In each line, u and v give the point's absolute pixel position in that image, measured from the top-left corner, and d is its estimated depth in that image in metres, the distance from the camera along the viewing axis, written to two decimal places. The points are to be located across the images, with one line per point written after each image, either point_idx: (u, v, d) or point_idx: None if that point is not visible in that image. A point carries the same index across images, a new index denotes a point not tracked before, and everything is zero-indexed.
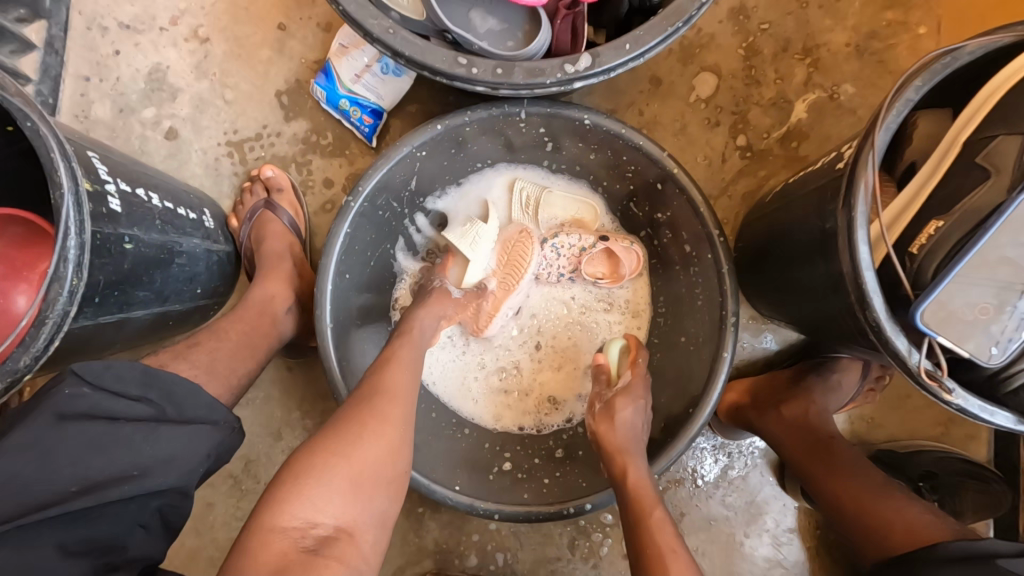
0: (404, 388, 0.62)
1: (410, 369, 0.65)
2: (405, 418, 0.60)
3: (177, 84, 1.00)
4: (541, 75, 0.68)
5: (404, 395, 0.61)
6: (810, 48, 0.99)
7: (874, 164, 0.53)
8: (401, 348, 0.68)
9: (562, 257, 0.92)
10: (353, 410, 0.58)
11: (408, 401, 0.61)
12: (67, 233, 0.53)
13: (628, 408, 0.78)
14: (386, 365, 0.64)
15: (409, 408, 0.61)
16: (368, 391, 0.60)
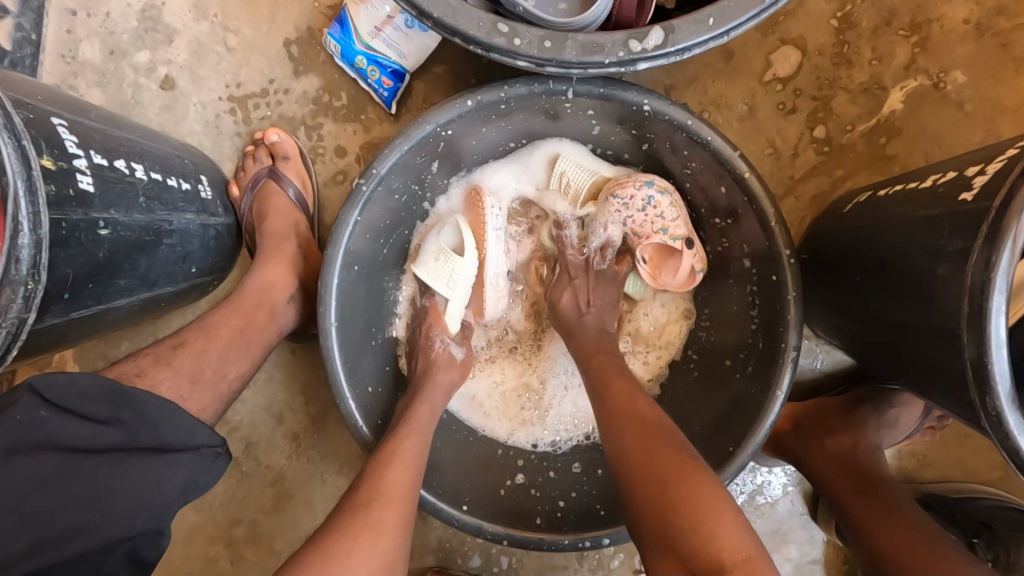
0: (403, 492, 0.59)
1: (412, 465, 0.62)
2: (402, 527, 0.57)
3: (174, 24, 0.88)
4: (597, 53, 0.55)
5: (403, 500, 0.59)
6: (919, 23, 0.82)
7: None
8: (407, 437, 0.65)
9: (642, 213, 0.76)
10: (351, 516, 0.55)
11: (406, 503, 0.59)
12: (19, 229, 0.45)
13: (570, 295, 0.77)
14: (385, 459, 0.61)
15: (408, 512, 0.58)
16: (366, 496, 0.57)
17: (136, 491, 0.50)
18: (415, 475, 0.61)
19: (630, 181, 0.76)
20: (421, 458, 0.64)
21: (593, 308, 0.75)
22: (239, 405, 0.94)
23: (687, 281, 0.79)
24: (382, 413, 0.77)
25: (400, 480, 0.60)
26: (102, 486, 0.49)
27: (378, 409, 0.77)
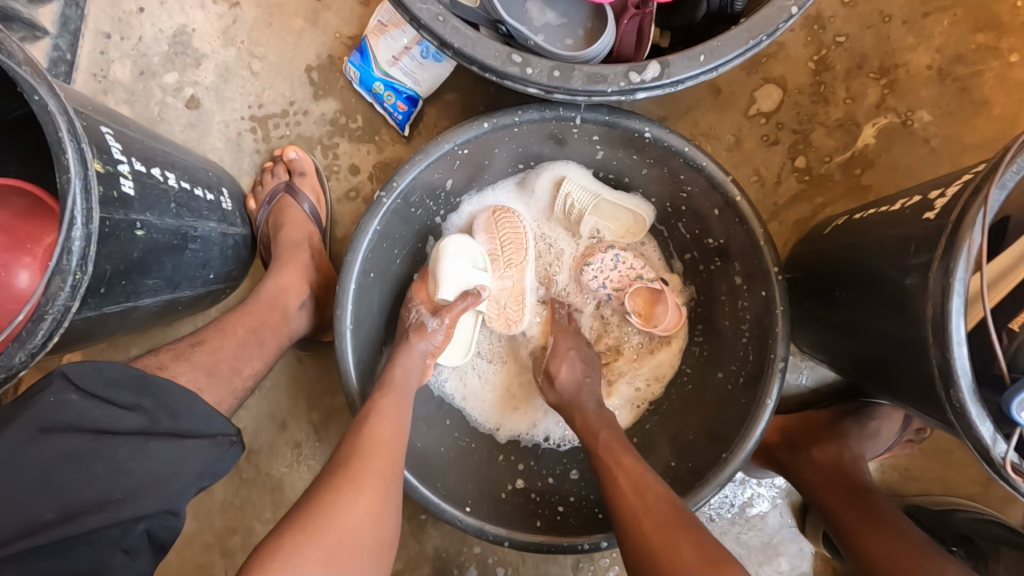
0: (386, 441, 0.62)
1: (393, 418, 0.65)
2: (389, 474, 0.60)
3: (203, 50, 0.94)
4: (601, 83, 0.61)
5: (386, 447, 0.62)
6: (888, 68, 0.91)
7: (983, 225, 0.47)
8: (386, 394, 0.68)
9: (615, 271, 0.86)
10: (336, 469, 0.58)
11: (390, 452, 0.62)
12: (73, 223, 0.49)
13: (566, 371, 0.79)
14: (369, 416, 0.64)
15: (393, 462, 0.61)
16: (349, 450, 0.60)
17: (158, 475, 0.51)
18: (396, 427, 0.64)
19: (598, 249, 0.87)
20: (403, 412, 0.67)
21: (590, 380, 0.79)
22: (243, 411, 0.96)
23: (675, 322, 0.85)
24: None
25: (382, 430, 0.63)
26: (125, 470, 0.50)
27: None
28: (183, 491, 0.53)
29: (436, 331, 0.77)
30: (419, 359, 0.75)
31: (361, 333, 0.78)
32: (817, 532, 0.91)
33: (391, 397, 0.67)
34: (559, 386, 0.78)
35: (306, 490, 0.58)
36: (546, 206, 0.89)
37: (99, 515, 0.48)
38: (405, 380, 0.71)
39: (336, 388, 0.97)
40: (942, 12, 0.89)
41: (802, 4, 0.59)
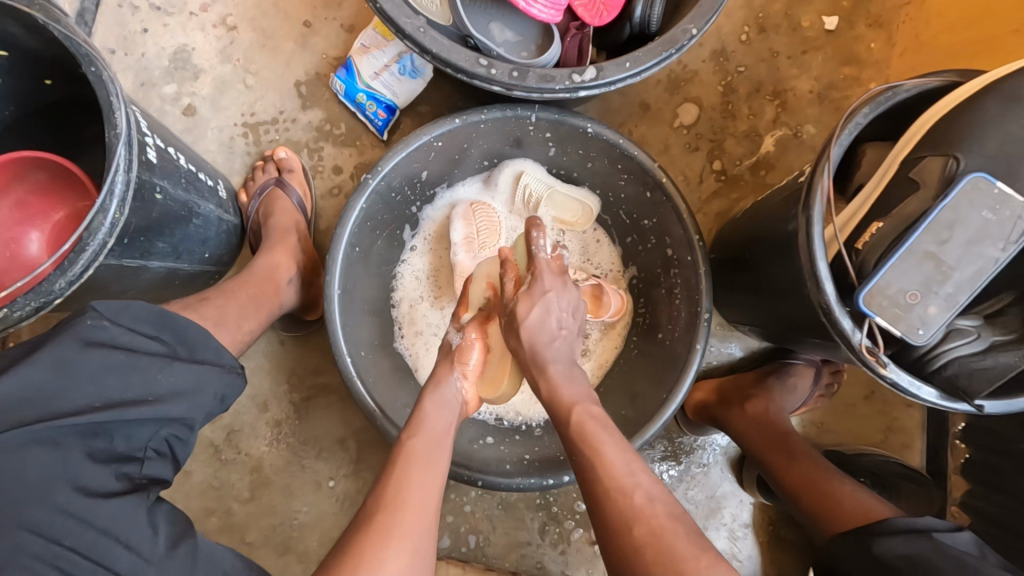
0: (421, 489, 0.62)
1: (426, 464, 0.65)
2: (427, 520, 0.60)
3: (201, 65, 1.06)
4: (551, 82, 0.77)
5: (421, 497, 0.62)
6: (779, 92, 1.12)
7: (829, 174, 0.63)
8: (414, 439, 0.67)
9: None
10: (368, 520, 0.59)
11: (428, 504, 0.62)
12: (117, 171, 0.58)
13: (535, 313, 0.75)
14: (399, 465, 0.64)
15: (432, 513, 0.62)
16: (382, 499, 0.60)
17: (182, 388, 0.54)
18: (430, 482, 0.63)
19: None
20: (437, 459, 0.66)
21: (563, 329, 0.77)
22: None
23: (620, 304, 0.99)
24: (370, 377, 0.89)
25: (416, 480, 0.63)
26: (155, 381, 0.52)
27: (366, 374, 0.88)
28: (204, 408, 0.56)
29: (464, 346, 0.80)
30: (451, 400, 0.75)
31: (346, 300, 0.88)
32: (752, 480, 1.03)
33: (421, 451, 0.66)
34: (522, 329, 0.75)
35: (334, 547, 0.58)
36: (507, 194, 1.03)
37: (141, 410, 0.50)
38: (436, 427, 0.70)
39: (317, 369, 1.04)
40: (817, 49, 1.12)
41: (701, 27, 0.77)
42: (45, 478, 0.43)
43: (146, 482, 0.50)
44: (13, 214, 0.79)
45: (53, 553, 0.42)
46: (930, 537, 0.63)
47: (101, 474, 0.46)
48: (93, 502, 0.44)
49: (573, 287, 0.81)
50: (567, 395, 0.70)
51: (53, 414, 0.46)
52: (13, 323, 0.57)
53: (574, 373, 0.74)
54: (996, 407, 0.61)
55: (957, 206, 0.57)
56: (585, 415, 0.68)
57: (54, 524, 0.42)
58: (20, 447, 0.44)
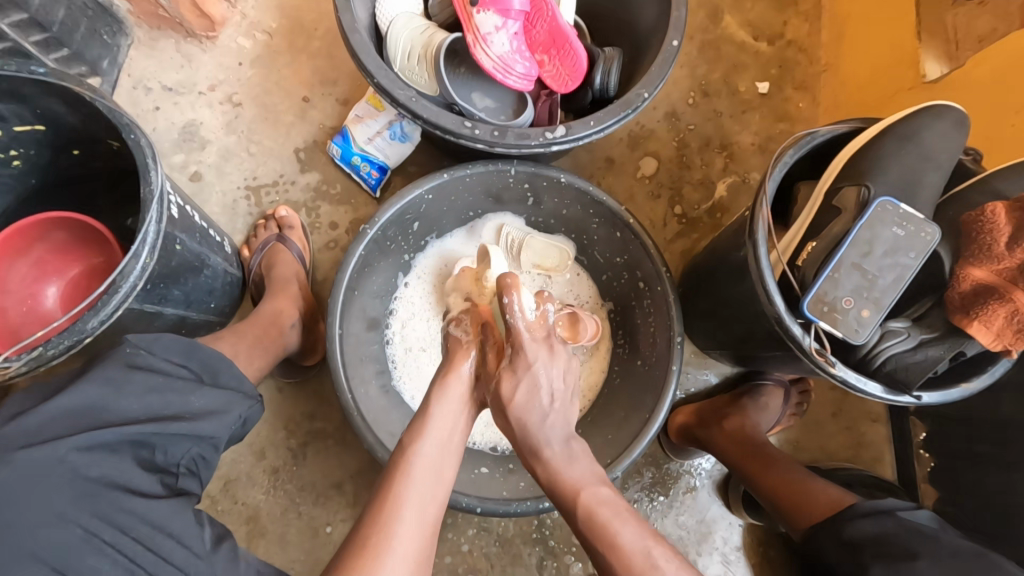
0: (417, 510, 0.63)
1: (427, 483, 0.66)
2: (422, 550, 0.62)
3: (207, 137, 1.16)
4: (527, 139, 0.89)
5: (414, 516, 0.63)
6: (726, 145, 1.28)
7: (768, 203, 0.74)
8: (417, 445, 0.69)
9: None
10: (360, 549, 0.59)
11: (423, 528, 0.63)
12: (149, 222, 0.67)
13: (513, 388, 0.72)
14: (399, 474, 0.66)
15: (429, 537, 0.63)
16: (380, 511, 0.62)
17: (211, 408, 0.64)
18: (429, 495, 0.65)
19: None
20: (439, 468, 0.68)
21: (557, 400, 0.74)
22: None
23: (597, 330, 1.08)
24: (368, 414, 0.93)
25: (413, 504, 0.64)
26: (188, 403, 0.62)
27: (365, 410, 0.93)
28: (229, 428, 0.65)
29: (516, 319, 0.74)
30: (459, 410, 0.74)
31: (345, 341, 0.95)
32: (738, 501, 1.08)
33: (423, 463, 0.67)
34: (507, 409, 0.73)
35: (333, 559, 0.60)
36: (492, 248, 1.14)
37: (180, 425, 0.59)
38: (441, 435, 0.71)
39: (313, 413, 1.07)
40: (754, 109, 1.29)
41: (651, 91, 0.90)
42: (108, 479, 0.52)
43: (184, 492, 0.58)
44: (31, 271, 0.85)
45: (122, 541, 0.50)
46: (893, 516, 0.71)
47: (148, 481, 0.55)
48: (145, 505, 0.53)
49: (561, 348, 0.76)
50: (570, 479, 0.70)
51: (109, 425, 0.55)
52: (45, 361, 0.63)
53: (574, 453, 0.72)
54: (934, 397, 0.70)
55: (870, 224, 0.69)
56: (593, 501, 0.68)
57: (117, 519, 0.51)
58: (86, 450, 0.52)
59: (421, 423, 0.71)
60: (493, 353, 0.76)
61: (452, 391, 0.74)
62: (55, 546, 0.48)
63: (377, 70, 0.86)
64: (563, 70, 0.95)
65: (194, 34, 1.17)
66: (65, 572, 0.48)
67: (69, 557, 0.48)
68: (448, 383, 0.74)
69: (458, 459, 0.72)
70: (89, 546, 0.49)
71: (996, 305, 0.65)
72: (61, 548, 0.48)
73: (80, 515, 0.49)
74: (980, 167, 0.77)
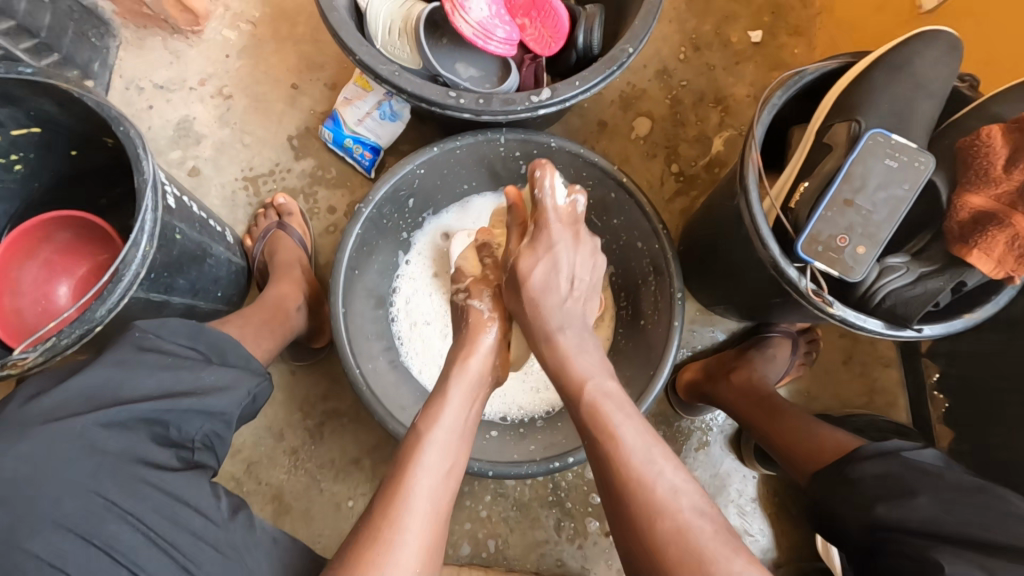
0: (430, 492, 0.65)
1: (440, 467, 0.68)
2: (435, 530, 0.64)
3: (202, 131, 1.18)
4: (513, 104, 0.89)
5: (427, 499, 0.64)
6: (721, 98, 1.25)
7: (757, 146, 0.73)
8: (431, 431, 0.71)
9: None
10: (374, 535, 0.60)
11: (436, 515, 0.64)
12: (145, 211, 0.69)
13: (539, 267, 0.80)
14: (412, 458, 0.67)
15: (440, 521, 0.65)
16: (394, 493, 0.64)
17: (221, 385, 0.66)
18: (441, 482, 0.67)
19: None
20: (452, 451, 0.70)
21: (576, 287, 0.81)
22: (242, 427, 1.07)
23: (599, 304, 1.09)
24: (379, 389, 0.95)
25: (425, 489, 0.65)
26: (199, 378, 0.65)
27: (374, 385, 0.95)
28: (239, 404, 0.67)
29: (544, 178, 0.81)
30: (474, 391, 0.77)
31: (350, 320, 0.96)
32: (750, 452, 1.09)
33: (437, 450, 0.69)
34: (525, 283, 0.80)
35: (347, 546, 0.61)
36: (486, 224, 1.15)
37: (191, 400, 0.61)
38: (454, 420, 0.73)
39: (327, 394, 1.10)
40: (748, 59, 1.26)
41: (636, 46, 0.88)
42: (124, 453, 0.55)
43: (199, 465, 0.61)
44: (42, 272, 0.88)
45: (141, 511, 0.53)
46: (900, 456, 0.71)
47: (165, 455, 0.58)
48: (160, 476, 0.56)
49: (587, 238, 0.84)
50: (578, 367, 0.73)
51: (122, 403, 0.58)
52: (60, 351, 0.66)
53: (582, 344, 0.76)
54: (936, 329, 0.70)
55: (862, 159, 0.68)
56: (599, 393, 0.69)
57: (139, 488, 0.54)
58: (105, 427, 0.55)
59: (437, 408, 0.74)
60: (518, 232, 0.86)
61: (468, 374, 0.78)
62: (77, 514, 0.50)
63: (358, 47, 0.86)
64: (545, 32, 0.94)
65: (179, 29, 1.18)
66: (91, 539, 0.50)
67: (93, 524, 0.51)
68: (469, 361, 0.80)
69: (469, 444, 0.74)
70: (109, 514, 0.52)
71: (996, 231, 0.64)
72: (85, 515, 0.51)
73: (101, 485, 0.52)
74: (976, 93, 0.75)
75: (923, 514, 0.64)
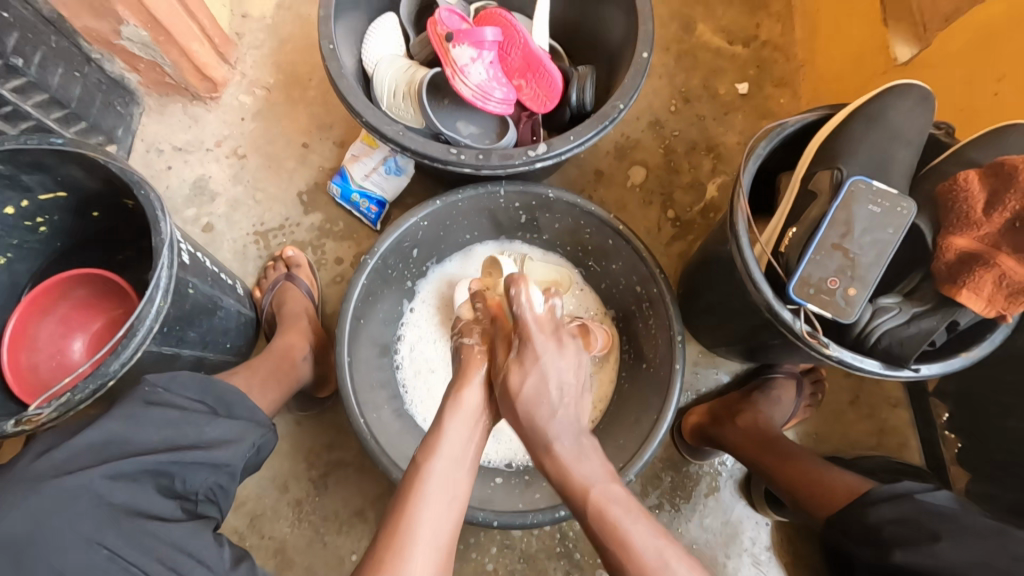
0: (433, 526, 0.65)
1: (440, 499, 0.67)
2: (439, 568, 0.63)
3: (217, 189, 1.24)
4: (511, 158, 0.93)
5: (430, 535, 0.64)
6: (712, 146, 1.30)
7: (745, 194, 0.76)
8: (430, 462, 0.70)
9: None
10: (377, 568, 0.60)
11: (441, 546, 0.64)
12: (161, 268, 0.72)
13: (522, 382, 0.75)
14: (411, 494, 0.67)
15: (445, 551, 0.64)
16: (395, 527, 0.64)
17: (227, 438, 0.68)
18: (442, 512, 0.67)
19: None
20: (452, 484, 0.69)
21: (565, 401, 0.75)
22: (247, 479, 1.07)
23: (605, 341, 1.08)
24: (383, 438, 0.96)
25: (428, 521, 0.65)
26: (203, 433, 0.66)
27: (378, 434, 0.95)
28: (243, 456, 0.68)
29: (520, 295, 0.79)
30: (472, 424, 0.76)
31: (355, 368, 0.98)
32: (761, 497, 1.06)
33: (437, 478, 0.69)
34: (517, 403, 0.75)
35: None
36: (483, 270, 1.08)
37: (198, 452, 0.63)
38: (453, 452, 0.72)
39: (332, 443, 1.10)
40: (737, 110, 1.32)
41: (627, 102, 0.94)
42: (131, 504, 0.56)
43: (201, 516, 0.63)
44: (58, 328, 0.91)
45: (142, 561, 0.54)
46: (913, 498, 0.70)
47: (168, 506, 0.59)
48: (164, 526, 0.57)
49: (570, 343, 0.79)
50: (578, 477, 0.70)
51: (131, 455, 0.59)
52: (73, 406, 0.68)
53: (584, 450, 0.73)
54: (933, 368, 0.71)
55: (845, 204, 0.70)
56: (603, 499, 0.68)
57: (144, 541, 0.55)
58: (113, 479, 0.56)
59: (434, 440, 0.73)
60: (502, 344, 0.80)
61: (464, 402, 0.77)
62: (81, 568, 0.51)
63: (365, 110, 0.92)
64: (541, 91, 0.99)
65: (198, 96, 1.26)
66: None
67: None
68: (463, 394, 0.77)
69: (471, 479, 0.73)
70: (113, 566, 0.52)
71: (984, 271, 0.65)
72: (88, 568, 0.51)
73: (103, 536, 0.53)
74: (952, 139, 0.79)
75: (945, 560, 0.63)
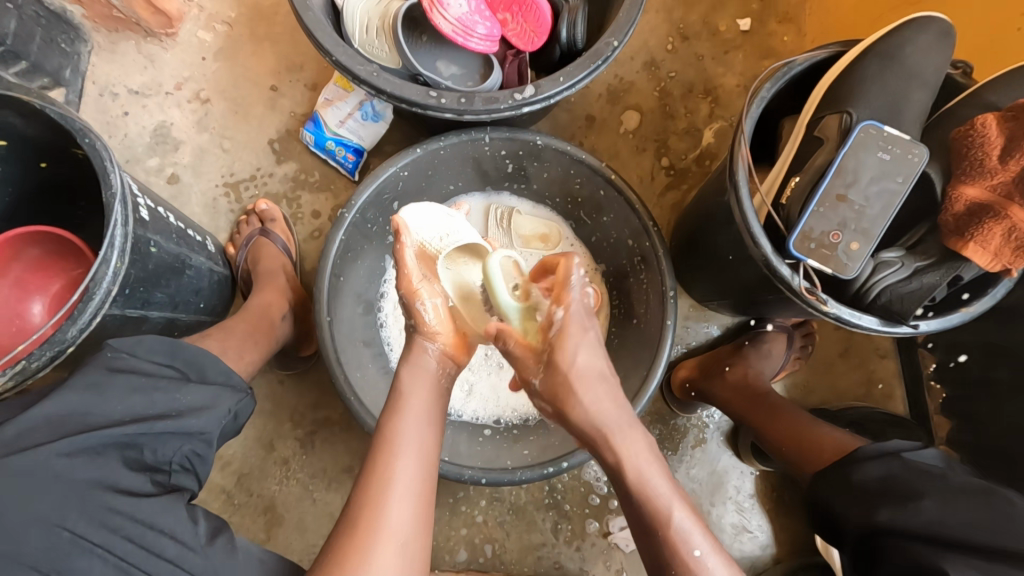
0: (408, 478, 0.64)
1: (415, 450, 0.66)
2: (419, 515, 0.63)
3: (180, 137, 1.15)
4: (496, 102, 0.86)
5: (405, 487, 0.63)
6: (710, 89, 1.23)
7: (747, 141, 0.71)
8: (400, 418, 0.68)
9: None
10: (353, 526, 0.60)
11: (420, 493, 0.64)
12: (115, 226, 0.67)
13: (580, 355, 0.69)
14: (381, 448, 0.65)
15: (425, 498, 0.64)
16: (365, 485, 0.63)
17: (199, 405, 0.65)
18: (414, 462, 0.65)
19: None
20: (420, 436, 0.67)
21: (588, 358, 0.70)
22: (231, 439, 1.05)
23: (595, 300, 1.07)
24: (369, 397, 0.94)
25: (404, 472, 0.64)
26: (175, 400, 0.63)
27: (363, 393, 0.93)
28: (219, 423, 0.66)
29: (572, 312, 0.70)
30: (433, 380, 0.72)
31: (337, 328, 0.94)
32: (747, 448, 1.08)
33: (407, 433, 0.67)
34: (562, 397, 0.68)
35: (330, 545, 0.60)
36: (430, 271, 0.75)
37: (168, 423, 0.60)
38: (419, 405, 0.69)
39: (317, 403, 1.08)
40: (737, 49, 1.24)
41: (621, 39, 0.86)
42: (97, 480, 0.53)
43: (177, 488, 0.60)
44: (14, 291, 0.86)
45: (113, 542, 0.51)
46: (900, 457, 0.70)
47: (138, 480, 0.56)
48: (133, 503, 0.54)
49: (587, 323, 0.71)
50: (648, 488, 0.64)
51: (96, 428, 0.56)
52: (30, 374, 0.65)
53: (647, 454, 0.67)
54: (931, 325, 0.68)
55: (852, 153, 0.66)
56: (675, 516, 0.63)
57: (109, 520, 0.52)
58: (74, 455, 0.53)
59: (401, 392, 0.70)
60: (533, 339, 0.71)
61: (424, 357, 0.73)
62: (42, 551, 0.48)
63: (333, 47, 0.83)
64: (527, 27, 0.91)
65: (153, 32, 1.15)
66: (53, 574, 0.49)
67: (59, 559, 0.49)
68: (421, 354, 0.73)
69: (438, 429, 0.70)
70: (78, 548, 0.50)
71: (992, 223, 0.62)
72: (50, 551, 0.49)
73: (66, 517, 0.50)
74: (969, 80, 0.74)
75: (926, 517, 0.63)
